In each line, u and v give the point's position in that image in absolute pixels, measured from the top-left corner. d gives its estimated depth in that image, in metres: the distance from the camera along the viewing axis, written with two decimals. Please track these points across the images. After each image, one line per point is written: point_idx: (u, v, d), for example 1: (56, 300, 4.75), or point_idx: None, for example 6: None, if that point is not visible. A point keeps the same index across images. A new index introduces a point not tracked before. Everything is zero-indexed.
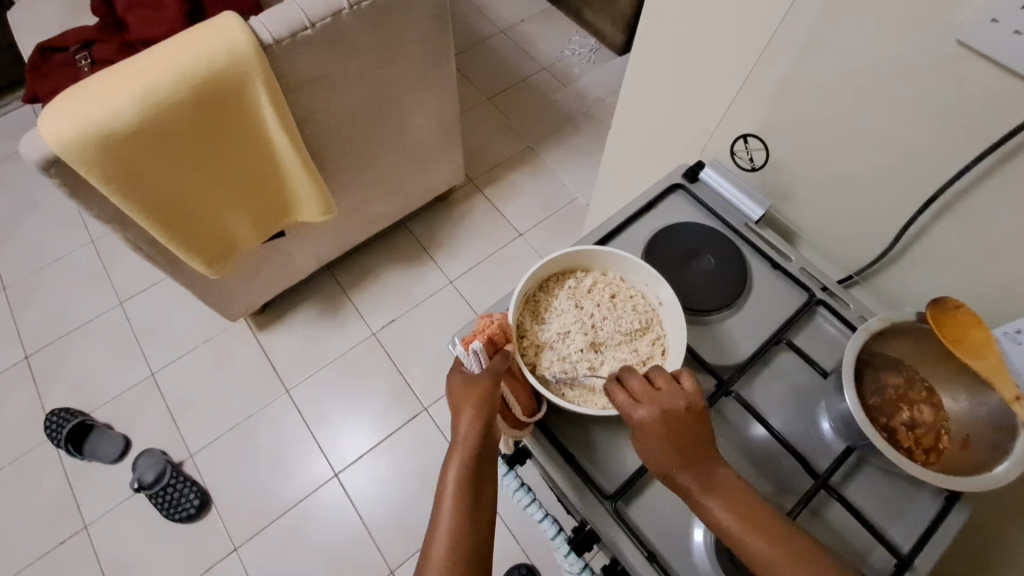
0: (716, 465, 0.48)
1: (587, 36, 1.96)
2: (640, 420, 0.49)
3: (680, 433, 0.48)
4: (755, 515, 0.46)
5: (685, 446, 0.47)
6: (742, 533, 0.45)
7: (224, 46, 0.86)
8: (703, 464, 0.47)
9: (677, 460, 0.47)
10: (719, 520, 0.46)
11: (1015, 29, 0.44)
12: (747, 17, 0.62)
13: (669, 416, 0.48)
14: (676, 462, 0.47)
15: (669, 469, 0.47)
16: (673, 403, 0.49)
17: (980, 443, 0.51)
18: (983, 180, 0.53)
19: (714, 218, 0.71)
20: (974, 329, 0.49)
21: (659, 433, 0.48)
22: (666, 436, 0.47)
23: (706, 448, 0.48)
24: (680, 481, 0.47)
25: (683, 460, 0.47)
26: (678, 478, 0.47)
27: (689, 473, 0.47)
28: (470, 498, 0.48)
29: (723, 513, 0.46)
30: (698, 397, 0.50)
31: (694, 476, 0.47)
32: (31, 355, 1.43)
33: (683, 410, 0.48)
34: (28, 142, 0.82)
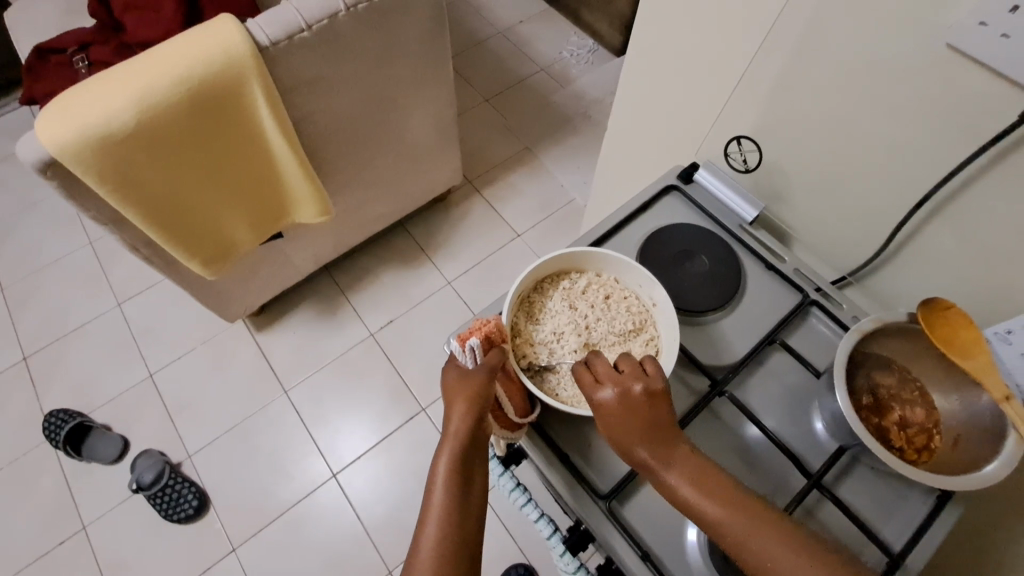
0: (678, 445, 0.48)
1: (585, 37, 1.97)
2: (599, 397, 0.50)
3: (635, 408, 0.49)
4: (719, 492, 0.45)
5: (641, 420, 0.48)
6: (701, 501, 0.45)
7: (221, 48, 0.86)
8: (659, 436, 0.48)
9: (632, 434, 0.48)
10: (683, 498, 0.46)
11: (1004, 33, 0.44)
12: (740, 19, 0.63)
13: (623, 392, 0.50)
14: (632, 436, 0.48)
15: (628, 444, 0.48)
16: (629, 385, 0.50)
17: (971, 442, 0.52)
18: (974, 182, 0.53)
19: (708, 219, 0.72)
20: (964, 330, 0.50)
21: (615, 408, 0.49)
22: (622, 411, 0.49)
23: (667, 428, 0.48)
24: (638, 455, 0.48)
25: (638, 433, 0.48)
26: (636, 452, 0.48)
27: (646, 446, 0.48)
28: (460, 490, 0.48)
29: (685, 491, 0.46)
30: (657, 379, 0.51)
31: (651, 449, 0.47)
32: (30, 356, 1.43)
33: (637, 388, 0.50)
34: (25, 143, 0.82)
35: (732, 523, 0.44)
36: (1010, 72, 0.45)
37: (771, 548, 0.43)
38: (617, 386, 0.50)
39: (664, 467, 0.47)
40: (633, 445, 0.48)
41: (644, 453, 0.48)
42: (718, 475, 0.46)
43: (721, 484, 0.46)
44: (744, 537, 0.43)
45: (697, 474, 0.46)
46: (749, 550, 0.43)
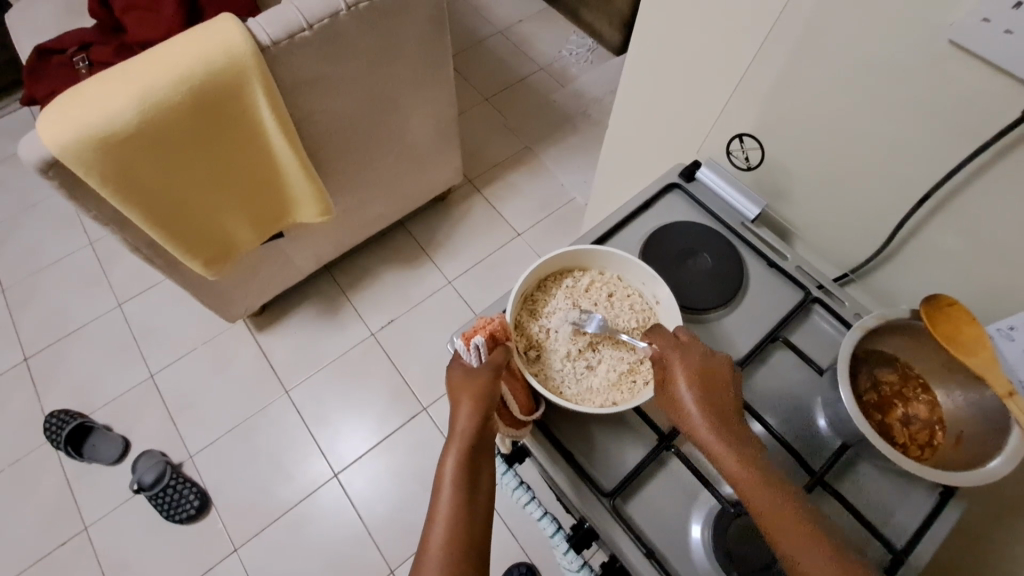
0: (735, 420, 0.49)
1: (584, 37, 1.97)
2: (674, 361, 0.52)
3: (708, 379, 0.51)
4: (766, 472, 0.46)
5: (710, 390, 0.50)
6: (747, 476, 0.46)
7: (222, 47, 0.86)
8: (720, 409, 0.49)
9: (699, 399, 0.49)
10: (730, 467, 0.47)
11: (1006, 29, 0.44)
12: (742, 18, 0.63)
13: (700, 363, 0.51)
14: (695, 401, 0.49)
15: (688, 408, 0.49)
16: (706, 357, 0.52)
17: (973, 439, 0.52)
18: (976, 179, 0.53)
19: (710, 217, 0.72)
20: (966, 326, 0.50)
21: (688, 375, 0.51)
22: (696, 378, 0.50)
23: (729, 403, 0.50)
24: (693, 420, 0.49)
25: (705, 401, 0.49)
26: (693, 416, 0.49)
27: (708, 414, 0.49)
28: (467, 487, 0.48)
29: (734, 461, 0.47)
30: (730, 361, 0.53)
31: (712, 418, 0.49)
32: (30, 357, 1.43)
33: (715, 363, 0.52)
34: (27, 144, 0.82)
35: (771, 502, 0.45)
36: (1012, 69, 0.45)
37: (801, 535, 0.44)
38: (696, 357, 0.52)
39: (717, 438, 0.48)
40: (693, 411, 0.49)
41: (703, 419, 0.48)
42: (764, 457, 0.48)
43: (768, 467, 0.47)
44: (778, 518, 0.44)
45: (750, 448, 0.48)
46: (779, 530, 0.44)
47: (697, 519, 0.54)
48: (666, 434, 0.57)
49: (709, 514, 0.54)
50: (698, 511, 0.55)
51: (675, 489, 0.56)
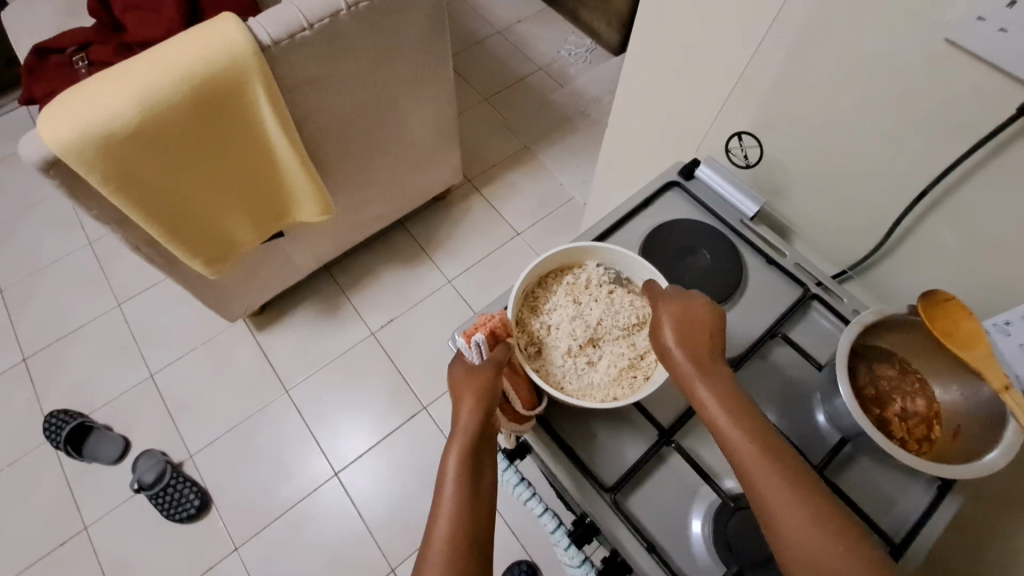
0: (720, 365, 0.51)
1: (583, 37, 1.97)
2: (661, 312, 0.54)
3: (692, 328, 0.52)
4: (743, 411, 0.47)
5: (693, 337, 0.52)
6: (721, 412, 0.47)
7: (222, 46, 0.87)
8: (703, 351, 0.51)
9: (683, 345, 0.51)
10: (707, 406, 0.48)
11: (1001, 28, 0.45)
12: (740, 17, 0.63)
13: (687, 312, 0.53)
14: (678, 344, 0.51)
15: (671, 353, 0.52)
16: (694, 305, 0.54)
17: (970, 433, 0.52)
18: (972, 176, 0.54)
19: (710, 215, 0.72)
20: (964, 321, 0.51)
21: (673, 322, 0.53)
22: (681, 325, 0.52)
23: (715, 348, 0.51)
24: (676, 360, 0.51)
25: (687, 348, 0.51)
26: (676, 356, 0.51)
27: (688, 358, 0.51)
28: (470, 483, 0.48)
29: (711, 400, 0.48)
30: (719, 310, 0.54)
31: (693, 362, 0.50)
32: (30, 357, 1.43)
33: (698, 310, 0.53)
34: (27, 142, 0.82)
35: (740, 441, 0.46)
36: (1008, 67, 0.46)
37: (767, 472, 0.44)
38: (681, 307, 0.54)
39: (698, 380, 0.49)
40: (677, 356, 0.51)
41: (686, 363, 0.50)
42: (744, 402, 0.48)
43: (746, 409, 0.47)
44: (747, 457, 0.45)
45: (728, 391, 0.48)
46: (747, 468, 0.45)
47: (698, 514, 0.55)
48: (666, 430, 0.58)
49: (709, 509, 0.55)
50: (698, 506, 0.55)
51: (675, 484, 0.57)
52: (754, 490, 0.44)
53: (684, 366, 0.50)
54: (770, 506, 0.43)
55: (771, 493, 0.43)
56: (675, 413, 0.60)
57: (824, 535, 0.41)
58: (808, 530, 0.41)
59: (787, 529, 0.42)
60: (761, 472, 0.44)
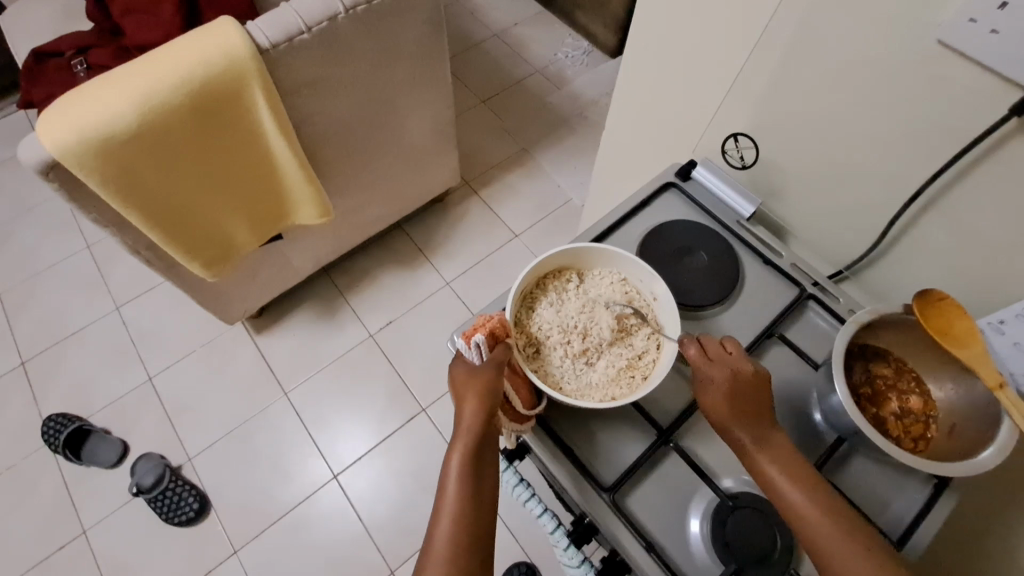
0: (771, 427, 0.51)
1: (580, 39, 1.98)
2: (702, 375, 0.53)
3: (743, 394, 0.52)
4: (802, 477, 0.48)
5: (746, 407, 0.51)
6: (784, 482, 0.48)
7: (221, 49, 0.87)
8: (755, 417, 0.51)
9: (738, 416, 0.51)
10: (768, 475, 0.49)
11: (993, 29, 0.45)
12: (736, 20, 0.64)
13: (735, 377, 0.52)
14: (731, 413, 0.51)
15: (727, 424, 0.51)
16: (741, 366, 0.53)
17: (966, 430, 0.53)
18: (965, 175, 0.54)
19: (706, 216, 0.73)
20: (958, 320, 0.51)
21: (725, 387, 0.52)
22: (730, 393, 0.52)
23: (763, 410, 0.52)
24: (732, 428, 0.51)
25: (742, 420, 0.51)
26: (731, 424, 0.51)
27: (747, 431, 0.50)
28: (472, 484, 0.49)
29: (772, 470, 0.49)
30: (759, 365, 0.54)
31: (751, 435, 0.50)
32: (27, 361, 1.43)
33: (745, 374, 0.53)
34: (26, 146, 0.82)
35: (818, 522, 0.46)
36: (1000, 67, 0.46)
37: (839, 543, 0.45)
38: (728, 372, 0.53)
39: (756, 450, 0.50)
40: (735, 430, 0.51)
41: (747, 438, 0.50)
42: (811, 480, 0.48)
43: (806, 476, 0.48)
44: (827, 540, 0.45)
45: (792, 468, 0.49)
46: (828, 553, 0.45)
47: (696, 513, 0.55)
48: (665, 430, 0.58)
49: (707, 508, 0.55)
50: (696, 505, 0.56)
51: (673, 483, 0.57)
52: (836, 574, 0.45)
53: (739, 434, 0.50)
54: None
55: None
56: (673, 413, 0.60)
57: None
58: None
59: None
60: (846, 557, 0.45)
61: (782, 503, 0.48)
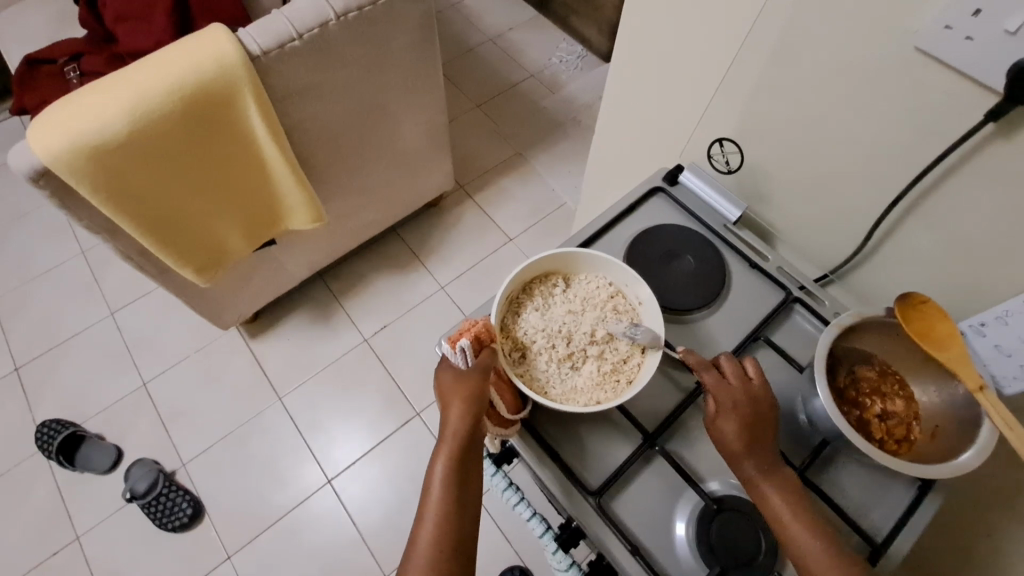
0: (778, 458, 0.52)
1: (574, 44, 1.99)
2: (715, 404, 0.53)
3: (758, 426, 0.52)
4: (802, 508, 0.49)
5: (757, 437, 0.51)
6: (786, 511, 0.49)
7: (213, 58, 0.88)
8: (765, 450, 0.51)
9: (749, 448, 0.51)
10: (773, 504, 0.49)
11: (968, 36, 0.46)
12: (719, 26, 0.64)
13: (748, 408, 0.52)
14: (744, 444, 0.51)
15: (739, 455, 0.51)
16: (758, 399, 0.53)
17: (947, 433, 0.53)
18: (945, 180, 0.55)
19: (693, 220, 0.73)
20: (940, 323, 0.52)
21: (739, 419, 0.52)
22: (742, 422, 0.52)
23: (770, 442, 0.52)
24: (742, 461, 0.51)
25: (753, 451, 0.51)
26: (742, 457, 0.51)
27: (756, 464, 0.51)
28: (456, 490, 0.49)
29: (777, 500, 0.49)
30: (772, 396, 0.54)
31: (761, 468, 0.51)
32: (21, 367, 1.43)
33: (761, 407, 0.53)
34: (17, 153, 0.83)
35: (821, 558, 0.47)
36: (977, 73, 0.47)
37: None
38: (747, 404, 0.52)
39: (763, 481, 0.50)
40: (741, 458, 0.51)
41: (757, 472, 0.50)
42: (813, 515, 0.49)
43: (806, 506, 0.49)
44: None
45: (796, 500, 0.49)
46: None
47: (682, 516, 0.55)
48: (651, 433, 0.58)
49: (693, 511, 0.55)
50: (681, 508, 0.56)
51: (660, 486, 0.57)
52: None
53: (748, 464, 0.51)
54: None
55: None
56: (658, 417, 0.60)
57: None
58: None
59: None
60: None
61: (784, 535, 0.48)
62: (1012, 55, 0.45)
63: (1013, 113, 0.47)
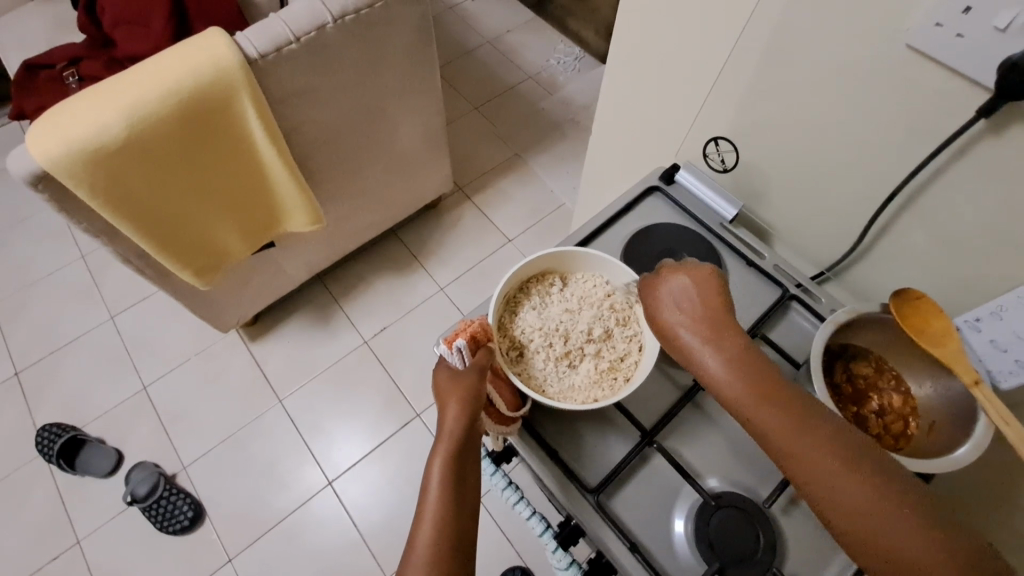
0: (721, 331, 0.48)
1: (572, 45, 2.00)
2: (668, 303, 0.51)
3: (694, 304, 0.50)
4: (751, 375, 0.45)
5: (714, 326, 0.47)
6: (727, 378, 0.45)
7: (210, 61, 0.88)
8: (705, 323, 0.48)
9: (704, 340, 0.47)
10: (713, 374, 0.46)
11: (958, 33, 0.46)
12: (713, 26, 0.65)
13: (697, 304, 0.50)
14: (678, 320, 0.49)
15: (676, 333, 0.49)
16: (694, 281, 0.51)
17: (944, 427, 0.53)
18: (938, 177, 0.55)
19: (689, 219, 0.73)
20: (935, 318, 0.52)
21: (670, 298, 0.51)
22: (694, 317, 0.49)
23: (711, 317, 0.49)
24: (682, 337, 0.48)
25: (691, 326, 0.48)
26: (681, 334, 0.48)
27: (696, 335, 0.48)
28: (454, 487, 0.48)
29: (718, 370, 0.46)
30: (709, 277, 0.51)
31: (702, 340, 0.47)
32: (22, 371, 1.43)
33: (694, 286, 0.51)
34: (16, 158, 0.83)
35: (801, 445, 0.41)
36: (968, 70, 0.47)
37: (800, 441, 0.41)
38: (679, 286, 0.51)
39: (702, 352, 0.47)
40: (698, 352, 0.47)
41: (716, 361, 0.46)
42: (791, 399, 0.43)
43: (754, 372, 0.45)
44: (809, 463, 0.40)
45: (767, 386, 0.44)
46: (810, 475, 0.40)
47: (681, 513, 0.56)
48: (649, 431, 0.59)
49: (691, 509, 0.56)
50: (680, 505, 0.56)
51: (658, 484, 0.57)
52: (820, 499, 0.40)
53: (686, 338, 0.48)
54: (839, 513, 0.39)
55: (853, 510, 0.38)
56: (655, 415, 0.61)
57: (910, 534, 0.37)
58: (895, 534, 0.37)
59: (868, 536, 0.38)
60: (832, 478, 0.40)
61: (755, 427, 0.43)
62: (1002, 52, 0.45)
63: (1004, 109, 0.47)
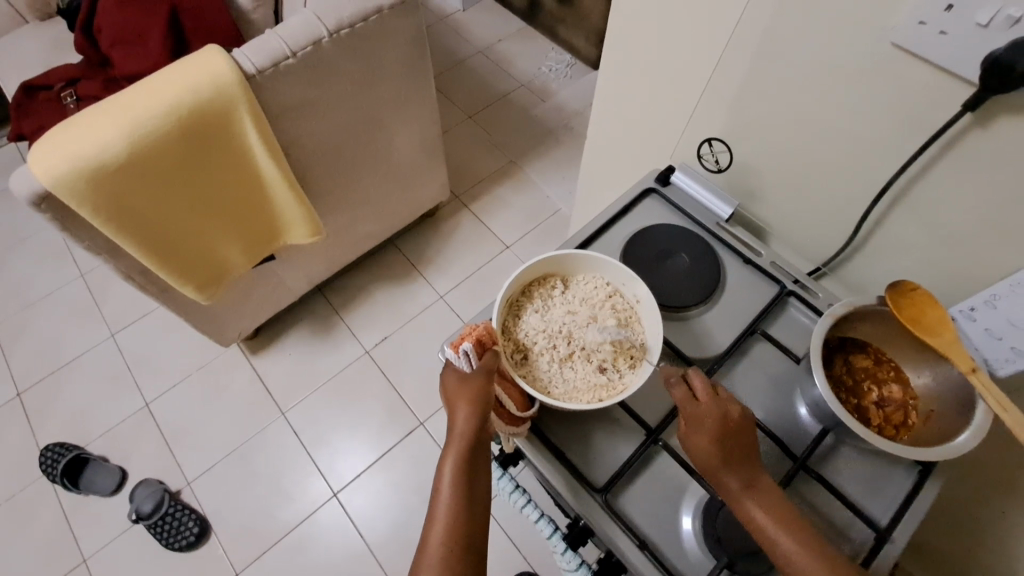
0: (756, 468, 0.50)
1: (563, 52, 2.02)
2: (704, 438, 0.50)
3: (733, 437, 0.50)
4: (785, 514, 0.47)
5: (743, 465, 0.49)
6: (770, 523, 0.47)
7: (210, 79, 0.89)
8: (742, 456, 0.50)
9: (742, 489, 0.48)
10: (753, 516, 0.47)
11: (941, 30, 0.47)
12: (703, 30, 0.66)
13: (727, 423, 0.50)
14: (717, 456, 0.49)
15: (716, 469, 0.49)
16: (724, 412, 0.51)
17: (942, 416, 0.54)
18: (927, 172, 0.56)
19: (686, 219, 0.75)
20: (930, 308, 0.53)
21: (710, 433, 0.50)
22: (732, 458, 0.49)
23: (748, 452, 0.50)
24: (719, 472, 0.49)
25: (731, 464, 0.49)
26: (718, 468, 0.49)
27: (737, 477, 0.49)
28: (466, 490, 0.49)
29: (757, 511, 0.47)
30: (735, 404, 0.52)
31: (741, 481, 0.49)
32: (24, 392, 1.43)
33: (736, 418, 0.51)
34: (19, 178, 0.84)
35: None
36: (951, 65, 0.49)
37: None
38: (720, 414, 0.50)
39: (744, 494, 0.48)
40: (740, 499, 0.48)
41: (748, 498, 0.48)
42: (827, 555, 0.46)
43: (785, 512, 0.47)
44: None
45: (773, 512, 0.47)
46: None
47: (688, 510, 0.56)
48: (653, 429, 0.59)
49: (698, 505, 0.56)
50: (687, 501, 0.57)
51: (664, 483, 0.58)
52: None
53: (727, 476, 0.49)
54: None
55: None
56: (660, 414, 0.61)
57: None
58: None
59: None
60: None
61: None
62: (985, 47, 0.46)
63: (989, 101, 0.48)
